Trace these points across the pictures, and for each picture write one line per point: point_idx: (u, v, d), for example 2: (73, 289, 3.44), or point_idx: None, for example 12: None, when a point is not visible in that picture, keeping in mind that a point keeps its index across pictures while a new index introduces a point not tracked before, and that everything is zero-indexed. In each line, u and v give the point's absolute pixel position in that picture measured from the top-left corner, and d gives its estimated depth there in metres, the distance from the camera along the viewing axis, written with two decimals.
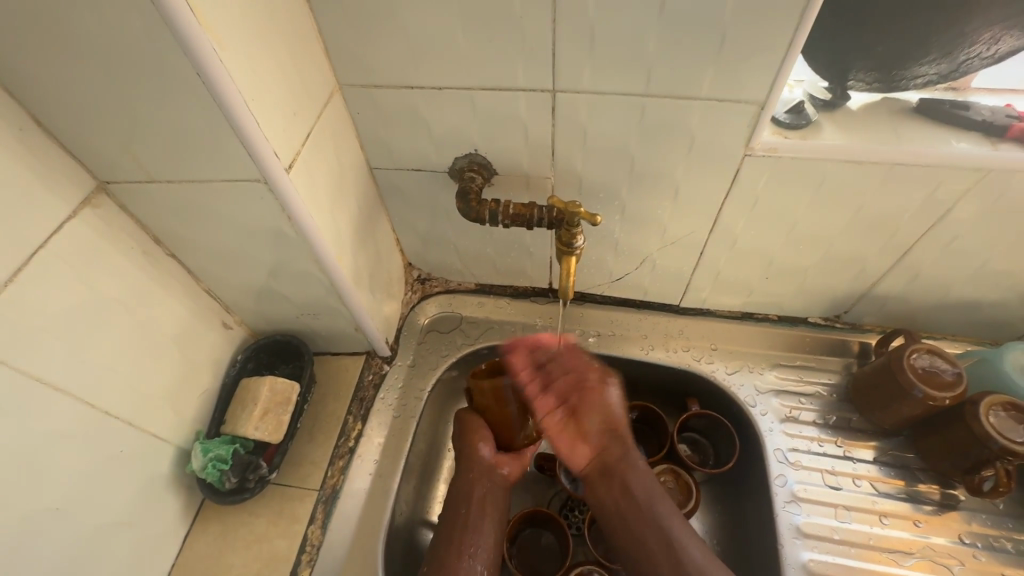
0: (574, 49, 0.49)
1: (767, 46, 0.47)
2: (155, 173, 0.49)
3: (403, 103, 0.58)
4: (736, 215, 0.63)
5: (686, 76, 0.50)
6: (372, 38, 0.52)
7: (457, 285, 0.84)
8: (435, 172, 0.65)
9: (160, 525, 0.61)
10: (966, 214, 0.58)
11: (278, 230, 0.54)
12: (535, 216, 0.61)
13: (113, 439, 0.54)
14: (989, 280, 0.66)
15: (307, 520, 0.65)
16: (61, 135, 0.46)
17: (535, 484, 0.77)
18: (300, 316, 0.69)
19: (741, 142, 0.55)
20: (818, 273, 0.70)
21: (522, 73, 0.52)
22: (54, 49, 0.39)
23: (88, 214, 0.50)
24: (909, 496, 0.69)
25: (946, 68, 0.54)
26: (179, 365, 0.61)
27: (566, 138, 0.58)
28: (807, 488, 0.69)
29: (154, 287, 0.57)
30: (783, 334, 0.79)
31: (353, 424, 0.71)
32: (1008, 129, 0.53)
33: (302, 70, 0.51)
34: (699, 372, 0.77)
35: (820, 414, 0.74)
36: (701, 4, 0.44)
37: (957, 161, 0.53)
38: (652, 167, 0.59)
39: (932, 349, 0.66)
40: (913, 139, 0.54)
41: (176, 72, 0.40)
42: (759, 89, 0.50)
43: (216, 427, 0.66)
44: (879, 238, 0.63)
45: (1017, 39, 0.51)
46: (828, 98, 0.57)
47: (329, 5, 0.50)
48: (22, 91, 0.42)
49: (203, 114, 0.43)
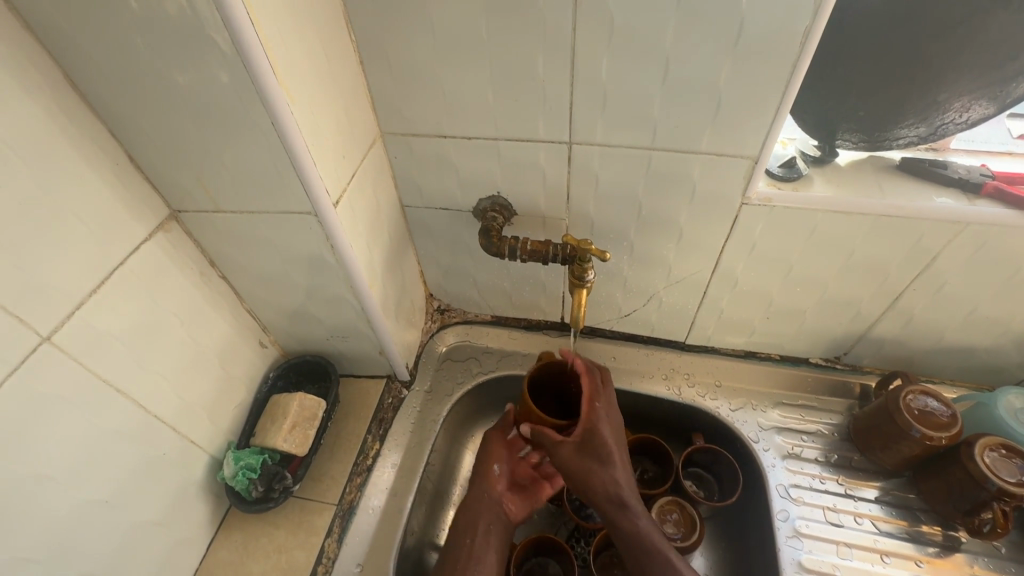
0: (589, 107, 0.57)
1: (760, 107, 0.53)
2: (221, 204, 0.56)
3: (436, 149, 0.65)
4: (736, 257, 0.68)
5: (688, 132, 0.56)
6: (414, 95, 0.60)
7: (474, 316, 0.90)
8: (460, 211, 0.72)
9: (189, 530, 0.64)
10: (950, 262, 0.63)
11: (321, 257, 0.61)
12: (550, 253, 0.66)
13: (158, 441, 0.58)
14: (980, 326, 0.69)
15: (325, 533, 0.68)
16: (148, 169, 0.53)
17: (544, 512, 0.80)
18: (330, 338, 0.74)
19: (739, 192, 0.61)
20: (816, 315, 0.74)
21: (543, 128, 0.60)
22: (157, 99, 0.47)
23: (160, 237, 0.57)
24: (911, 537, 0.69)
25: (925, 131, 0.60)
26: (219, 377, 0.66)
27: (579, 185, 0.65)
28: (809, 524, 0.70)
29: (206, 304, 0.63)
30: (786, 373, 0.82)
31: (371, 443, 0.75)
32: (982, 187, 0.59)
33: (353, 121, 0.58)
34: (703, 407, 0.80)
35: (822, 452, 0.76)
36: (700, 72, 0.52)
37: (936, 214, 0.59)
38: (658, 211, 0.65)
39: (926, 391, 0.69)
40: (897, 193, 0.60)
41: (254, 123, 0.48)
42: (754, 145, 0.56)
43: (246, 439, 0.70)
44: (872, 282, 0.68)
45: (986, 108, 0.57)
46: (818, 155, 0.63)
47: (379, 67, 0.58)
48: (124, 135, 0.51)
49: (272, 156, 0.50)
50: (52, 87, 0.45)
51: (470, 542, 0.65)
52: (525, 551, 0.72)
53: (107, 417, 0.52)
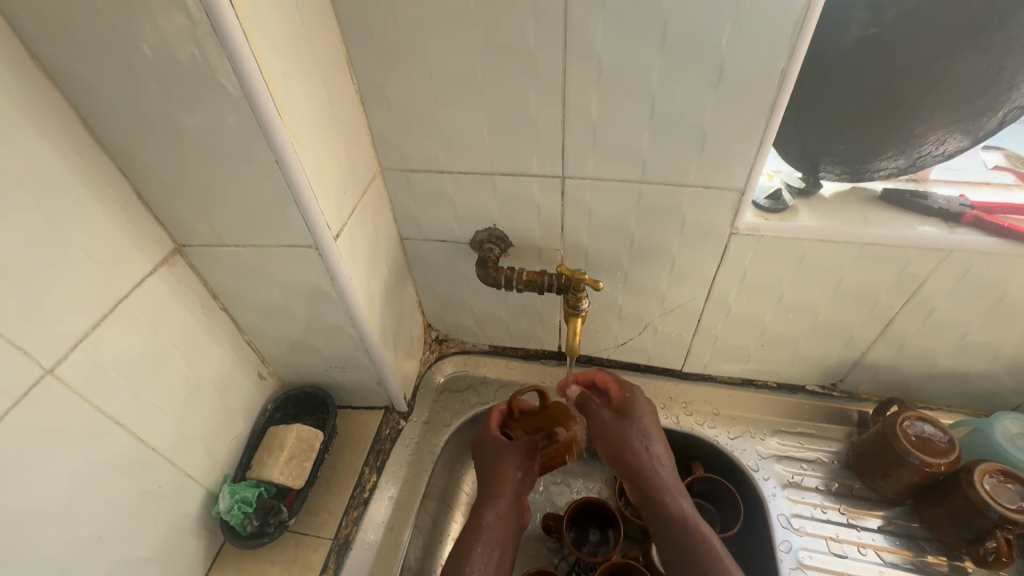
0: (581, 143, 0.59)
1: (744, 141, 0.55)
2: (224, 238, 0.58)
3: (433, 184, 0.67)
4: (728, 285, 0.70)
5: (676, 166, 0.59)
6: (412, 133, 0.63)
7: (472, 346, 0.90)
8: (458, 242, 0.74)
9: (182, 567, 0.63)
10: (937, 288, 0.64)
11: (321, 289, 0.62)
12: (545, 282, 0.68)
13: (155, 475, 0.58)
14: (972, 351, 0.70)
15: (320, 569, 0.67)
16: (155, 206, 0.55)
17: (545, 545, 0.79)
18: (328, 369, 0.75)
19: (727, 222, 0.63)
20: (810, 342, 0.75)
21: (537, 163, 0.62)
22: (167, 139, 0.49)
23: (165, 270, 0.58)
24: (917, 567, 0.68)
25: (904, 163, 0.62)
26: (217, 409, 0.66)
27: (573, 217, 0.67)
28: (813, 556, 0.69)
29: (206, 336, 0.64)
30: (782, 400, 0.82)
31: (368, 475, 0.75)
32: (962, 216, 0.60)
33: (355, 158, 0.61)
34: (701, 436, 0.80)
35: (823, 481, 0.75)
36: (685, 109, 0.54)
37: (920, 242, 0.60)
38: (650, 242, 0.67)
39: (922, 417, 0.69)
40: (880, 223, 0.62)
41: (259, 161, 0.50)
42: (739, 178, 0.58)
43: (242, 472, 0.69)
44: (862, 309, 0.69)
45: (961, 140, 0.59)
46: (803, 187, 0.66)
47: (379, 107, 0.61)
48: (133, 172, 0.53)
49: (276, 193, 0.52)
50: (68, 131, 0.47)
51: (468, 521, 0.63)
52: None
53: (105, 449, 0.53)
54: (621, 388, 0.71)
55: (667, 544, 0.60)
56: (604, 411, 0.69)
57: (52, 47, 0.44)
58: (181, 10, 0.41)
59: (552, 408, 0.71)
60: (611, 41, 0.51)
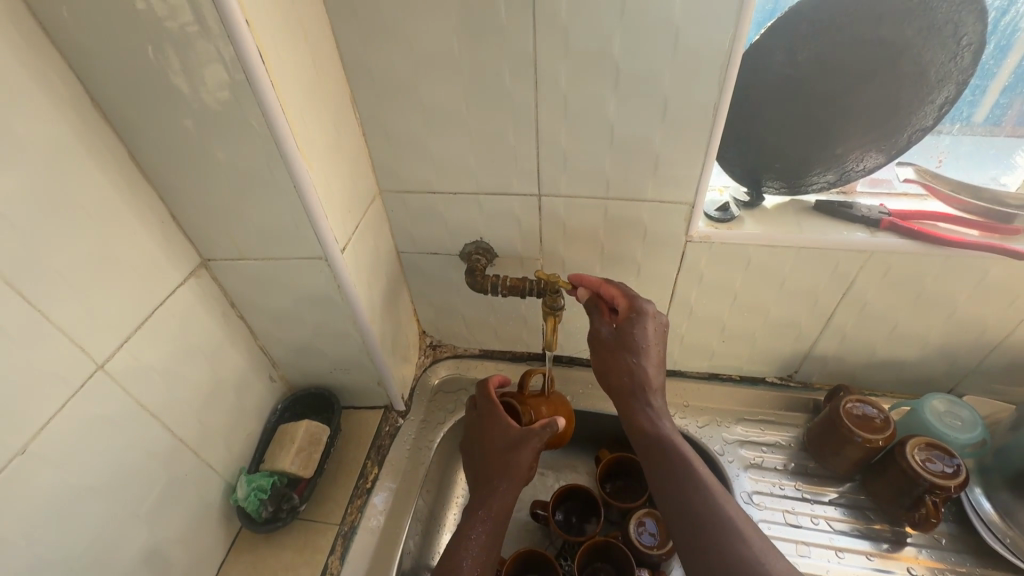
0: (553, 166, 0.69)
1: (690, 161, 0.65)
2: (245, 252, 0.66)
3: (427, 204, 0.77)
4: (688, 288, 0.79)
5: (636, 183, 0.68)
6: (407, 160, 0.72)
7: (464, 351, 0.99)
8: (449, 254, 0.83)
9: (203, 550, 0.70)
10: (866, 285, 0.74)
11: (329, 296, 0.70)
12: (527, 287, 0.77)
13: (181, 463, 0.65)
14: (903, 341, 0.80)
15: (328, 551, 0.73)
16: (186, 226, 0.64)
17: (535, 531, 0.87)
18: (333, 371, 0.83)
19: (682, 231, 0.72)
20: (764, 336, 0.84)
21: (516, 183, 0.72)
22: (199, 168, 0.58)
23: (192, 282, 0.66)
24: (863, 533, 0.76)
25: (833, 177, 0.72)
26: (234, 407, 0.74)
27: (549, 230, 0.76)
28: (771, 526, 0.77)
29: (226, 340, 0.72)
30: (745, 391, 0.91)
31: (371, 468, 0.82)
32: (881, 222, 0.70)
33: (358, 181, 0.70)
34: (673, 425, 0.88)
35: (781, 461, 0.84)
36: (639, 136, 0.64)
37: (847, 245, 0.70)
38: (618, 250, 0.76)
39: (862, 399, 0.79)
40: (813, 229, 0.72)
41: (278, 185, 0.59)
42: (688, 192, 0.68)
43: (256, 465, 0.77)
44: (805, 305, 0.78)
45: (878, 157, 0.69)
46: (748, 200, 0.76)
47: (379, 139, 0.71)
48: (168, 196, 0.61)
49: (292, 211, 0.61)
50: (117, 163, 0.56)
51: (482, 493, 0.71)
52: (514, 566, 0.78)
53: (142, 438, 0.60)
54: (627, 302, 0.68)
55: (646, 457, 0.64)
56: (604, 328, 0.70)
57: (110, 95, 0.53)
58: (217, 63, 0.50)
59: (553, 396, 0.81)
60: (574, 80, 0.61)
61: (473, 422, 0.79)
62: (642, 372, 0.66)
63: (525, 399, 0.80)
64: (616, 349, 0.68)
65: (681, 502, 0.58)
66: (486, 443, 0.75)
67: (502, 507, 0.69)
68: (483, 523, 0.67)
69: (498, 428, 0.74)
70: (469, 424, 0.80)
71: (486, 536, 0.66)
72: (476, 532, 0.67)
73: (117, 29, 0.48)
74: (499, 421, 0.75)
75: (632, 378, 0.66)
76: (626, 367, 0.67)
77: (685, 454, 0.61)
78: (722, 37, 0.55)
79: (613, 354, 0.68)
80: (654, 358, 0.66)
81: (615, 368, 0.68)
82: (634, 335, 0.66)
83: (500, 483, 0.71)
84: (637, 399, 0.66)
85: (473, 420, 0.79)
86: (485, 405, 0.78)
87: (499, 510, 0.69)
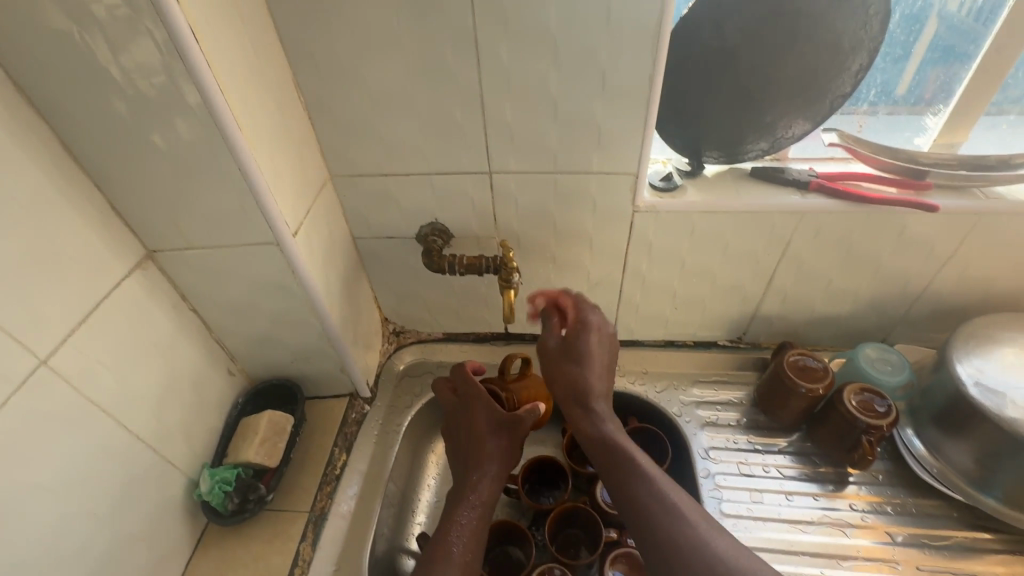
0: (501, 142, 0.70)
1: (631, 132, 0.68)
2: (192, 242, 0.65)
3: (380, 187, 0.77)
4: (639, 257, 0.82)
5: (582, 156, 0.71)
6: (357, 143, 0.72)
7: (428, 335, 0.99)
8: (405, 238, 0.83)
9: (168, 547, 0.69)
10: (801, 245, 0.79)
11: (284, 283, 0.70)
12: (484, 264, 0.78)
13: (138, 459, 0.64)
14: (838, 296, 0.85)
15: (299, 538, 0.74)
16: (127, 215, 0.62)
17: (506, 504, 0.89)
18: (294, 361, 0.82)
19: (629, 201, 0.75)
20: (713, 301, 0.88)
21: (467, 161, 0.73)
22: (138, 155, 0.57)
23: (138, 274, 0.64)
24: (811, 477, 0.82)
25: (767, 144, 0.76)
26: (192, 402, 0.72)
27: (502, 207, 0.78)
28: (727, 477, 0.82)
29: (179, 333, 0.70)
30: (699, 356, 0.95)
31: (339, 454, 0.82)
32: (809, 184, 0.75)
33: (306, 166, 0.70)
34: (633, 392, 0.92)
35: (735, 417, 0.89)
36: (581, 109, 0.66)
37: (781, 207, 0.74)
38: (570, 223, 0.79)
39: (803, 352, 0.84)
40: (751, 195, 0.76)
41: (222, 169, 0.58)
42: (632, 163, 0.71)
43: (218, 460, 0.75)
44: (748, 268, 0.83)
45: (805, 124, 0.73)
46: (690, 170, 0.79)
47: (326, 123, 0.70)
48: (106, 186, 0.59)
49: (238, 196, 0.60)
50: (47, 150, 0.54)
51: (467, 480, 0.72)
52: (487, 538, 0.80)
53: (93, 435, 0.59)
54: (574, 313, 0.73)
55: (596, 459, 0.66)
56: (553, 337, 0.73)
57: (35, 79, 0.51)
58: (148, 42, 0.49)
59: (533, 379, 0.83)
60: (515, 56, 0.62)
61: (455, 408, 0.79)
62: (588, 378, 0.69)
63: (507, 384, 0.82)
64: (563, 358, 0.71)
65: (629, 497, 0.61)
66: (470, 429, 0.76)
67: (491, 492, 0.71)
68: (472, 508, 0.69)
69: (480, 415, 0.75)
70: (449, 410, 0.80)
71: (476, 520, 0.68)
72: (465, 516, 0.68)
73: (36, 9, 0.46)
74: (477, 409, 0.76)
75: (577, 384, 0.69)
76: (572, 376, 0.70)
77: (631, 450, 0.64)
78: (651, 9, 0.58)
79: (559, 363, 0.71)
80: (598, 365, 0.71)
81: (560, 377, 0.71)
82: (581, 345, 0.70)
83: (485, 468, 0.72)
84: (582, 404, 0.69)
85: (454, 406, 0.80)
86: (465, 391, 0.78)
87: (488, 494, 0.71)
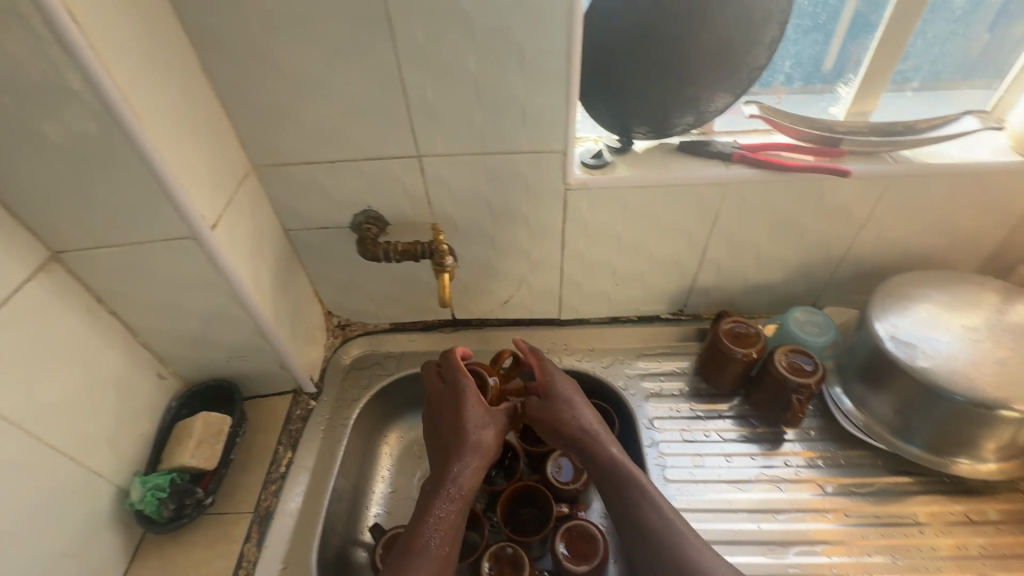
0: (427, 124, 0.69)
1: (555, 110, 0.68)
2: (102, 240, 0.62)
3: (307, 176, 0.75)
4: (576, 235, 0.83)
5: (509, 136, 0.71)
6: (277, 131, 0.70)
7: (375, 326, 0.98)
8: (339, 227, 0.81)
9: (100, 559, 0.66)
10: (729, 216, 0.81)
11: (208, 279, 0.67)
12: (419, 250, 0.78)
13: (57, 471, 0.61)
14: (769, 264, 0.89)
15: (243, 539, 0.72)
16: (24, 216, 0.58)
17: None
18: (230, 360, 0.79)
19: (560, 180, 0.76)
20: (652, 275, 0.90)
21: (393, 146, 0.71)
22: (27, 150, 0.53)
23: (43, 277, 0.61)
24: (749, 438, 0.85)
25: (692, 118, 0.77)
26: (118, 409, 0.69)
27: (435, 191, 0.77)
28: (670, 445, 0.85)
29: (97, 338, 0.67)
30: (643, 329, 0.97)
31: (283, 452, 0.81)
32: (732, 155, 0.77)
33: (223, 157, 0.67)
34: (580, 369, 0.93)
35: (678, 387, 0.91)
36: (503, 88, 0.66)
37: (707, 179, 0.76)
38: (505, 204, 0.79)
39: (737, 319, 0.87)
40: (679, 168, 0.77)
41: (124, 162, 0.55)
42: (559, 141, 0.71)
43: (152, 467, 0.73)
44: (682, 241, 0.85)
45: (726, 96, 0.75)
46: (619, 146, 0.81)
47: (242, 110, 0.68)
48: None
49: (146, 190, 0.58)
50: None
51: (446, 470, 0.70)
52: None
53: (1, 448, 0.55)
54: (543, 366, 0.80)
55: (602, 488, 0.69)
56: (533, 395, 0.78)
57: None
58: (21, 25, 0.45)
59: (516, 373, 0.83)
60: (430, 34, 0.61)
61: (442, 396, 0.77)
62: (575, 415, 0.75)
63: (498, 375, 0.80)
64: (543, 407, 0.76)
65: (642, 518, 0.65)
66: (455, 419, 0.74)
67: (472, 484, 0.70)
68: (450, 502, 0.68)
69: (466, 408, 0.74)
70: (436, 398, 0.78)
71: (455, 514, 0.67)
72: (444, 508, 0.67)
73: None
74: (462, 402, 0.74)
75: (566, 423, 0.74)
76: (562, 416, 0.75)
77: (630, 470, 0.68)
78: None
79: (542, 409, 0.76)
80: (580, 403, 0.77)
81: (546, 423, 0.76)
82: (558, 390, 0.77)
83: (472, 460, 0.71)
84: (575, 440, 0.73)
85: (438, 396, 0.78)
86: (454, 381, 0.76)
87: (468, 485, 0.70)
